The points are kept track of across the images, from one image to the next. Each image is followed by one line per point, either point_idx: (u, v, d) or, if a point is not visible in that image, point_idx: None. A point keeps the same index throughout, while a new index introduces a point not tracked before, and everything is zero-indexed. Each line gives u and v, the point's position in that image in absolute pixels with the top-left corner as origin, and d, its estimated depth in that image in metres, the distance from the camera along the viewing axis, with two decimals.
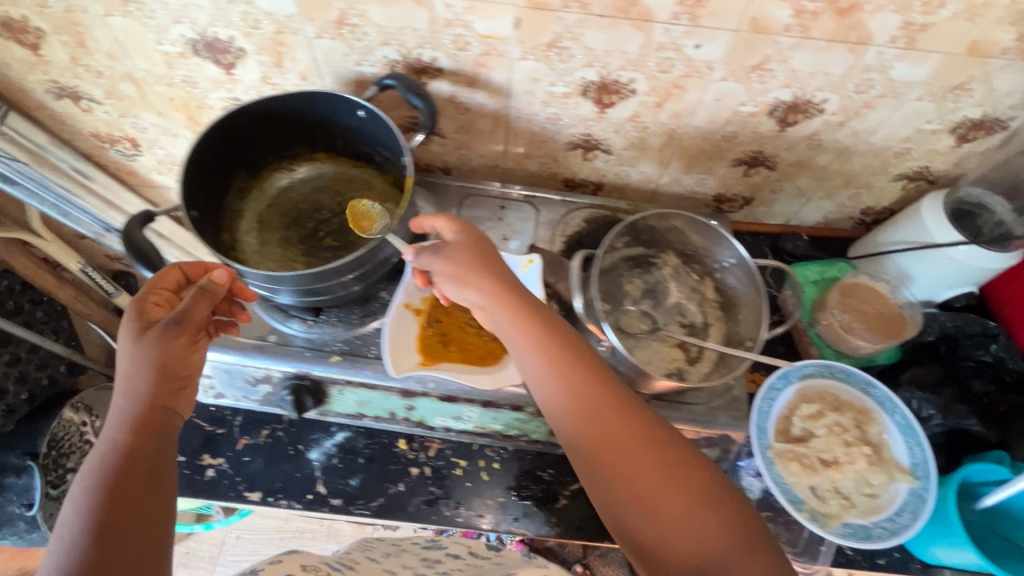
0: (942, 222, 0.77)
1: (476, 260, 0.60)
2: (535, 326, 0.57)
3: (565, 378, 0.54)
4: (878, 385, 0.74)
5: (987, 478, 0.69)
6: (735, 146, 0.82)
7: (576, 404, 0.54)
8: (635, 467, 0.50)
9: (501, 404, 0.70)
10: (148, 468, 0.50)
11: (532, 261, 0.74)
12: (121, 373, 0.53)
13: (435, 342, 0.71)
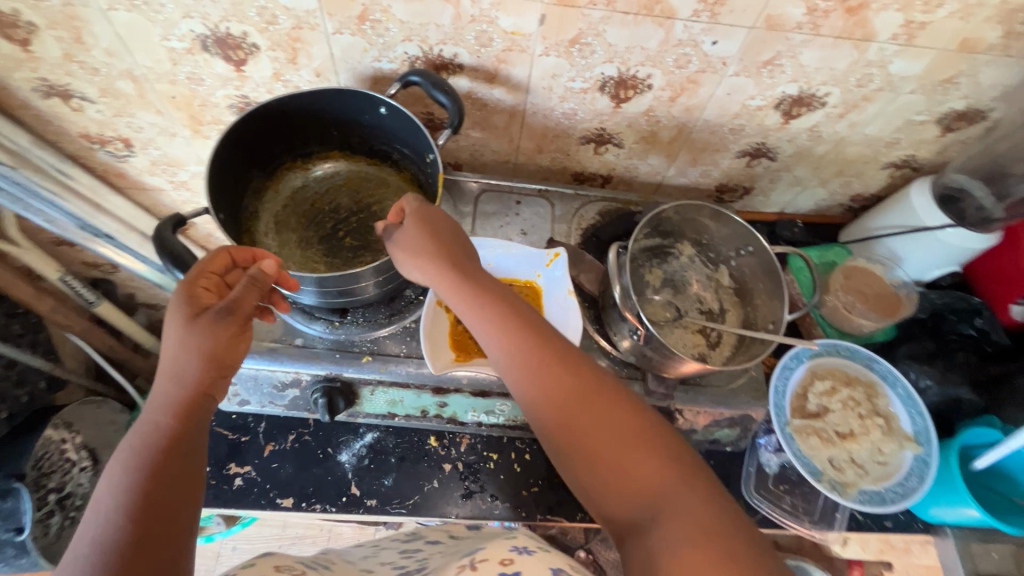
0: (931, 208, 0.82)
1: (423, 240, 0.62)
2: (487, 300, 0.58)
3: (513, 345, 0.55)
4: (880, 360, 0.79)
5: (981, 441, 0.76)
6: (741, 138, 0.85)
7: (526, 368, 0.54)
8: (593, 426, 0.50)
9: None
10: (190, 456, 0.47)
11: (558, 254, 0.76)
12: (167, 355, 0.51)
13: (467, 338, 0.71)
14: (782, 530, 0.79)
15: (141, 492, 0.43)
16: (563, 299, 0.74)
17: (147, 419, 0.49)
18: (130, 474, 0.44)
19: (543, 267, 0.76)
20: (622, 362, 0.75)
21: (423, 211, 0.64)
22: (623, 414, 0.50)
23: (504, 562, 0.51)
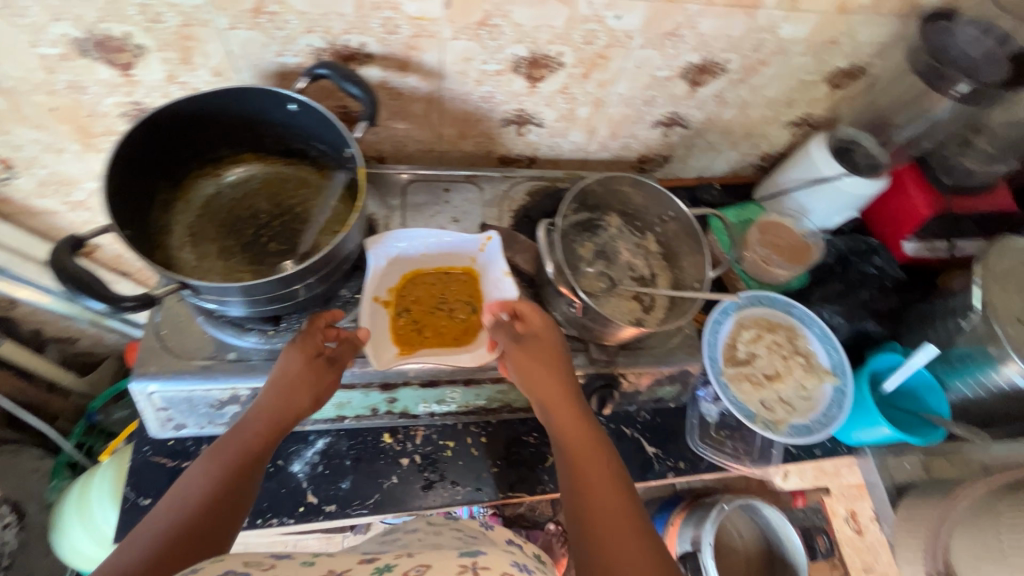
0: (829, 159, 0.89)
1: (541, 351, 0.67)
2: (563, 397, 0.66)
3: (575, 439, 0.64)
4: (797, 305, 0.86)
5: (888, 365, 0.85)
6: (654, 109, 0.88)
7: (573, 448, 0.63)
8: (606, 512, 0.57)
9: (483, 379, 0.72)
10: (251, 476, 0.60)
11: (490, 238, 0.75)
12: (277, 380, 0.64)
13: (408, 332, 0.71)
14: (727, 472, 0.85)
15: (215, 489, 0.57)
16: (500, 279, 0.74)
17: (249, 423, 0.62)
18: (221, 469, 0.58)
19: (478, 251, 0.76)
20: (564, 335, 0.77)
21: (546, 325, 0.69)
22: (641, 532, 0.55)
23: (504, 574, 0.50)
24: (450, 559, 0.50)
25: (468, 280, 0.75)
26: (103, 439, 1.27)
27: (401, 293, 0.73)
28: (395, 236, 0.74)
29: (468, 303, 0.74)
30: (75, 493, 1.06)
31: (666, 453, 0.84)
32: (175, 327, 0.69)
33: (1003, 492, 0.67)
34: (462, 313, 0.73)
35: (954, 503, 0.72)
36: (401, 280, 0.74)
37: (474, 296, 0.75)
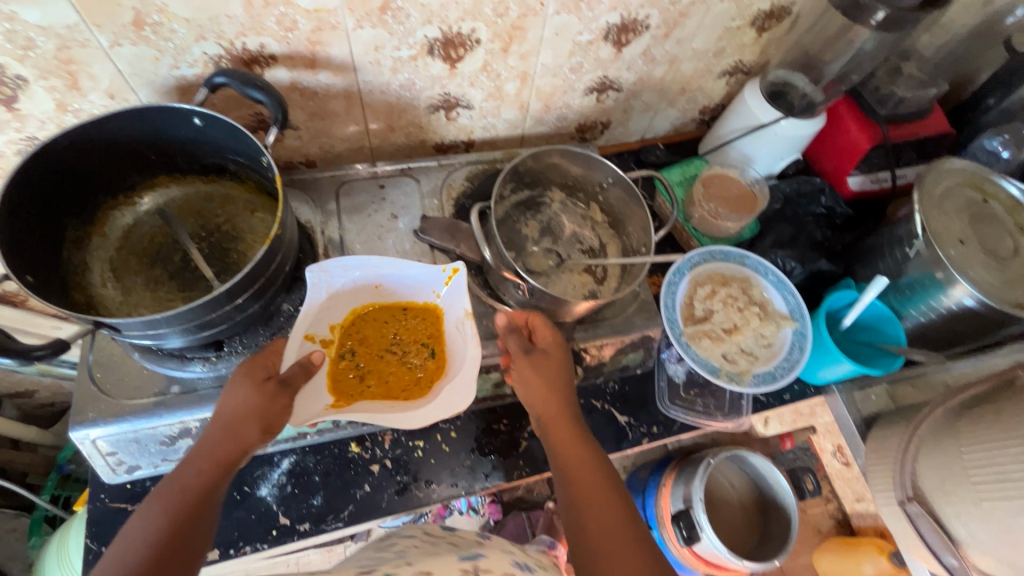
0: (764, 105, 0.88)
1: (544, 369, 0.67)
2: (560, 414, 0.65)
3: (570, 447, 0.63)
4: (751, 255, 0.86)
5: (844, 303, 0.85)
6: (583, 75, 0.86)
7: (565, 457, 0.62)
8: (603, 519, 0.56)
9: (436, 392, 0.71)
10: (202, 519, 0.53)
11: (456, 270, 0.72)
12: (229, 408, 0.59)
13: (349, 380, 0.70)
14: (701, 429, 0.85)
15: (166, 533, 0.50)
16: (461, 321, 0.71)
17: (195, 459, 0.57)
18: (166, 514, 0.52)
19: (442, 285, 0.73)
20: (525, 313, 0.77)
21: (555, 343, 0.68)
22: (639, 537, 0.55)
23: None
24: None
25: (427, 319, 0.74)
26: (78, 488, 1.23)
27: (346, 330, 0.72)
28: (342, 265, 0.70)
29: (426, 346, 0.73)
30: (54, 548, 1.03)
31: (638, 420, 0.84)
32: (109, 368, 0.66)
33: (960, 411, 0.68)
34: (417, 359, 0.72)
35: (919, 431, 0.72)
36: (348, 313, 0.72)
37: (433, 337, 0.73)
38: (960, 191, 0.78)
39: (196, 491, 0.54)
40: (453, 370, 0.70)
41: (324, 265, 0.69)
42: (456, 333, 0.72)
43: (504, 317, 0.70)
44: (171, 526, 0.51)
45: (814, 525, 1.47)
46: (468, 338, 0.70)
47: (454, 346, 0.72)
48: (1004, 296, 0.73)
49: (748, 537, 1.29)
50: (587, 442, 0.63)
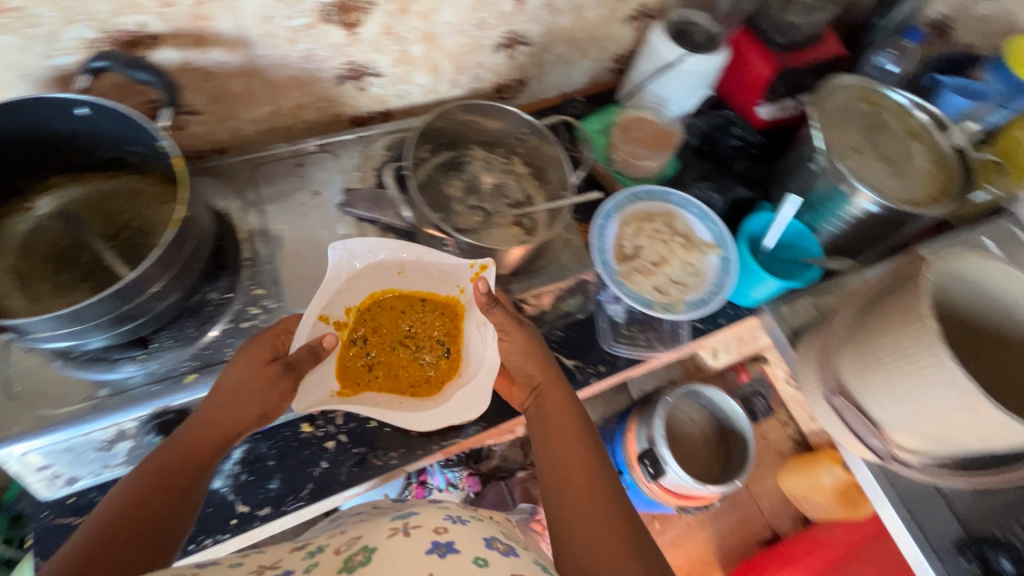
0: (669, 43, 0.90)
1: (526, 343, 0.72)
2: (554, 387, 0.72)
3: (553, 412, 0.70)
4: (674, 191, 0.89)
5: (761, 226, 0.90)
6: (489, 31, 0.86)
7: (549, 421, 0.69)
8: (570, 474, 0.63)
9: (446, 390, 0.75)
10: (193, 483, 0.59)
11: (485, 266, 0.73)
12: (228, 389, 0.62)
13: (358, 367, 0.74)
14: (647, 363, 0.88)
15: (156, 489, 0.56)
16: (481, 327, 0.76)
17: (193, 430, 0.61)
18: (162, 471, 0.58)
19: (467, 282, 0.76)
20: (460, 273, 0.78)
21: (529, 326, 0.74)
22: (601, 491, 0.62)
23: (438, 531, 0.54)
24: (382, 527, 0.56)
25: (443, 318, 0.78)
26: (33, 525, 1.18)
27: (362, 314, 0.76)
28: (364, 247, 0.72)
29: (440, 346, 0.77)
30: None
31: (585, 362, 0.86)
32: (28, 381, 0.63)
33: (868, 307, 0.74)
34: (430, 357, 0.77)
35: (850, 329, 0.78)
36: (366, 298, 0.76)
37: (448, 338, 0.78)
38: (854, 106, 0.83)
39: (189, 462, 0.59)
40: (469, 375, 0.75)
41: (341, 247, 0.71)
42: (474, 337, 0.77)
43: (483, 271, 0.72)
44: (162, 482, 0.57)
45: (775, 449, 1.56)
46: (486, 345, 0.75)
47: (471, 348, 0.77)
48: (901, 198, 0.78)
49: (712, 466, 1.35)
50: (567, 407, 0.70)
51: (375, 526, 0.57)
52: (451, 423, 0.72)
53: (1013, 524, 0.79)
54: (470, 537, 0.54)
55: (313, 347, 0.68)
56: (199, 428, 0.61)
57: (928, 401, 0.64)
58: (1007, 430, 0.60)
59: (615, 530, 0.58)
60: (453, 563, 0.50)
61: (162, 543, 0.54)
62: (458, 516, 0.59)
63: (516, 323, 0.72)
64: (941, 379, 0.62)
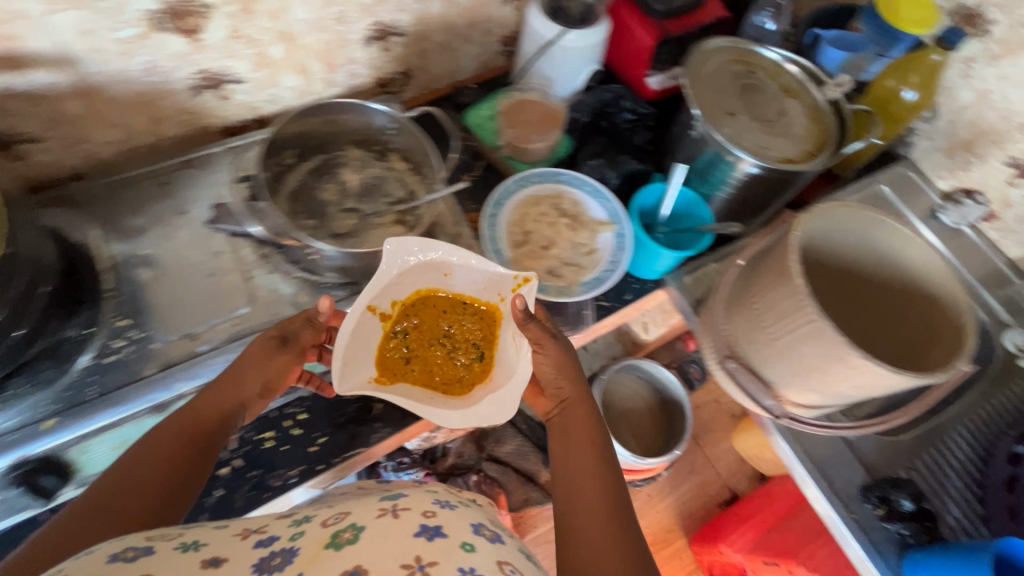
0: (544, 21, 0.88)
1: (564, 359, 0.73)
2: (581, 401, 0.73)
3: (574, 431, 0.70)
4: (565, 171, 0.88)
5: (654, 199, 0.90)
6: (353, 25, 0.82)
7: (572, 438, 0.69)
8: (584, 488, 0.62)
9: (478, 391, 0.74)
10: (196, 446, 0.58)
11: (526, 278, 0.74)
12: (234, 369, 0.64)
13: (395, 358, 0.74)
14: None
15: (163, 449, 0.57)
16: (516, 339, 0.74)
17: (198, 399, 0.62)
18: (168, 433, 0.58)
19: (509, 291, 0.75)
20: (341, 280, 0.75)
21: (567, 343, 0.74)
22: (612, 506, 0.60)
23: (426, 516, 0.48)
24: (371, 504, 0.51)
25: (482, 324, 0.77)
26: None
27: (407, 309, 0.76)
28: (414, 243, 0.72)
29: (475, 350, 0.76)
30: None
31: None
32: None
33: (753, 264, 0.74)
34: (463, 358, 0.76)
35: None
36: (412, 293, 0.76)
37: (484, 343, 0.77)
38: (727, 67, 0.82)
39: (195, 427, 0.60)
40: (500, 382, 0.73)
41: (393, 242, 0.71)
42: (509, 347, 0.75)
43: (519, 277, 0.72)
44: (168, 444, 0.57)
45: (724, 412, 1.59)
46: (520, 356, 0.73)
47: (505, 356, 0.75)
48: (776, 156, 0.78)
49: (658, 437, 1.37)
50: (591, 427, 0.70)
51: (364, 503, 0.52)
52: (477, 427, 0.70)
53: (914, 461, 0.83)
54: (459, 522, 0.49)
55: (308, 316, 0.67)
56: (210, 394, 0.62)
57: (808, 355, 0.64)
58: (878, 377, 0.60)
59: (621, 543, 0.56)
60: (440, 548, 0.44)
61: (176, 491, 0.55)
62: (446, 500, 0.54)
63: (553, 336, 0.71)
64: (814, 332, 0.62)
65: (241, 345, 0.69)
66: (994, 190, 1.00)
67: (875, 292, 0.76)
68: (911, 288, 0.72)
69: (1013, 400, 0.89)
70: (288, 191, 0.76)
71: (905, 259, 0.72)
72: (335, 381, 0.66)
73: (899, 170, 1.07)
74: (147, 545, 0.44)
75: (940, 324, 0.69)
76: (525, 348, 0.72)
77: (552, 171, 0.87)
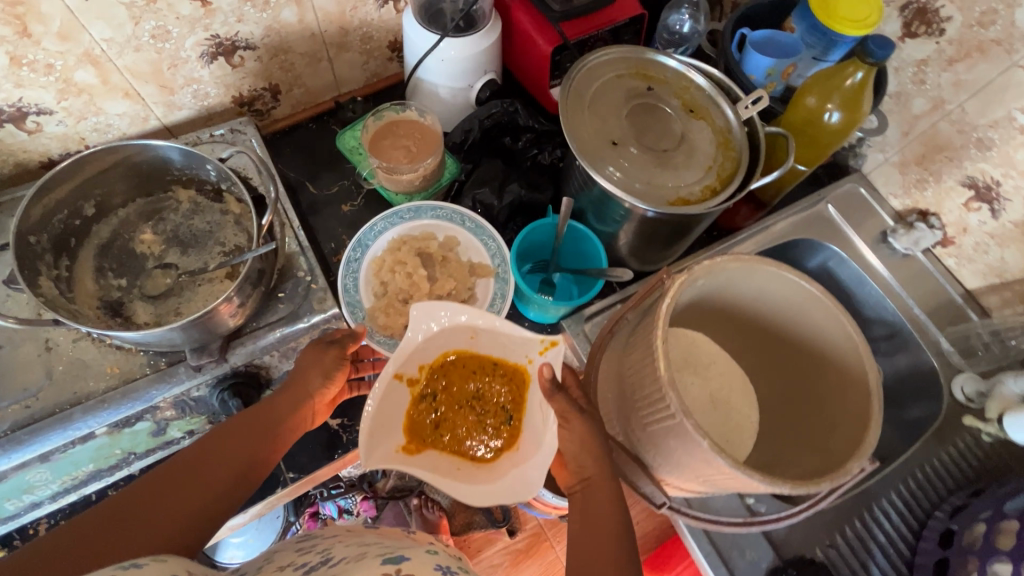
0: (417, 28, 0.77)
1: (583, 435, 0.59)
2: (603, 485, 0.59)
3: (592, 524, 0.58)
4: (440, 206, 0.79)
5: (547, 235, 0.80)
6: (179, 42, 0.70)
7: (585, 531, 0.58)
8: None
9: (504, 459, 0.65)
10: (258, 450, 0.57)
11: (554, 342, 0.63)
12: (299, 373, 0.64)
13: (424, 423, 0.66)
14: None
15: (231, 451, 0.56)
16: (543, 408, 0.63)
17: (275, 400, 0.61)
18: (241, 428, 0.58)
19: (536, 355, 0.64)
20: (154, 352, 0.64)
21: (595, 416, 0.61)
22: None
23: None
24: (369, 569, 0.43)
25: (510, 386, 0.67)
26: None
27: (434, 371, 0.68)
28: (432, 309, 0.63)
29: (504, 414, 0.67)
30: None
31: (353, 419, 0.79)
32: None
33: (644, 311, 0.61)
34: (492, 425, 0.67)
35: (695, 338, 0.72)
36: (439, 355, 0.67)
37: (513, 408, 0.67)
38: (620, 82, 0.71)
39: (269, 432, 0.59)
40: (528, 453, 0.63)
41: (417, 311, 0.63)
42: (537, 415, 0.64)
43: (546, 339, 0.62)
44: (235, 440, 0.57)
45: None
46: (547, 428, 0.62)
47: (532, 424, 0.65)
48: (666, 193, 0.66)
49: None
50: (615, 522, 0.57)
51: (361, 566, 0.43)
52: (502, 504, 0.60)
53: (834, 537, 0.73)
54: None
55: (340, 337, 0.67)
56: (285, 394, 0.62)
57: (676, 451, 0.53)
58: (749, 483, 0.50)
59: None
60: None
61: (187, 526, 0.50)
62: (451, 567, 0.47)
63: (581, 411, 0.59)
64: (677, 429, 0.51)
65: (29, 435, 0.59)
66: (950, 212, 0.85)
67: (805, 376, 0.65)
68: (830, 369, 0.61)
69: (954, 463, 0.76)
70: (95, 244, 0.67)
71: (816, 324, 0.60)
72: (359, 453, 0.58)
73: (848, 186, 0.93)
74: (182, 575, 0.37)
75: (842, 409, 0.58)
76: (551, 421, 0.61)
77: (434, 205, 0.79)
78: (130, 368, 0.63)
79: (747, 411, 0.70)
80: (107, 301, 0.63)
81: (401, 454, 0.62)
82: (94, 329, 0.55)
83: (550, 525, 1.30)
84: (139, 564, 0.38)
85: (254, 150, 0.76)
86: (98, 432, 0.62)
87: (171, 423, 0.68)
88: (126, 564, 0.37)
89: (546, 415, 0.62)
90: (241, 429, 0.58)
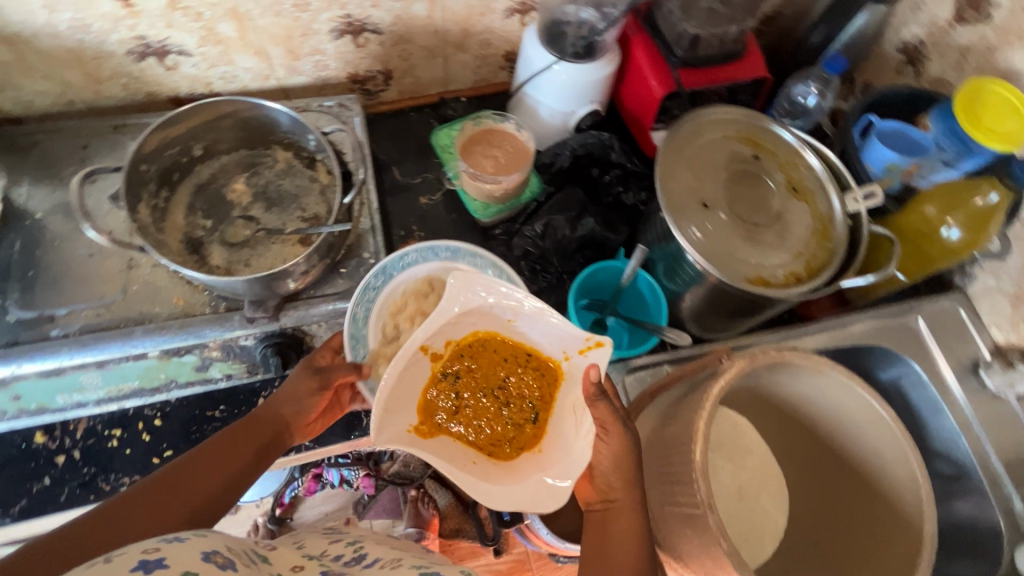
0: (536, 45, 0.78)
1: (622, 460, 0.56)
2: (630, 515, 0.55)
3: (608, 552, 0.54)
4: (483, 252, 0.73)
5: (613, 272, 0.79)
6: (316, 15, 0.74)
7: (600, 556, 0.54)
8: None
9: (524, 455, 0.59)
10: (256, 450, 0.57)
11: (602, 342, 0.57)
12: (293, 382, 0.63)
13: (439, 406, 0.61)
14: None
15: (233, 451, 0.56)
16: (578, 412, 0.57)
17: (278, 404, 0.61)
18: (241, 431, 0.58)
19: (576, 353, 0.59)
20: (217, 295, 0.68)
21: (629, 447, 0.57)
22: None
23: None
24: None
25: (541, 381, 0.62)
26: None
27: (461, 350, 0.62)
28: (478, 281, 0.59)
29: (529, 411, 0.62)
30: None
31: None
32: None
33: (688, 390, 0.59)
34: (512, 420, 0.61)
35: (736, 422, 0.66)
36: (470, 333, 0.62)
37: (540, 406, 0.61)
38: (722, 142, 0.68)
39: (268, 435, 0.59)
40: (554, 458, 0.57)
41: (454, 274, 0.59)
42: (566, 419, 0.59)
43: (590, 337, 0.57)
44: (234, 439, 0.57)
45: None
46: (578, 437, 0.56)
47: (559, 427, 0.59)
48: (745, 268, 0.62)
49: None
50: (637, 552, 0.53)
51: None
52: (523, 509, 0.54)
53: None
54: None
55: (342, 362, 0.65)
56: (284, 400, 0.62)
57: (688, 539, 0.51)
58: None
59: None
60: None
61: (187, 516, 0.50)
62: None
63: (623, 424, 0.57)
64: (697, 519, 0.48)
65: (94, 340, 0.64)
66: None
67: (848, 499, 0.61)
68: (875, 502, 0.57)
69: None
70: (194, 182, 0.72)
71: (874, 449, 0.56)
72: (370, 431, 0.54)
73: (945, 304, 0.85)
74: (229, 554, 0.35)
75: (881, 549, 0.54)
76: (586, 428, 0.55)
77: (473, 254, 0.73)
78: (193, 304, 0.67)
79: (774, 514, 0.65)
80: (189, 237, 0.68)
81: (413, 434, 0.57)
82: (173, 263, 0.57)
83: (536, 558, 1.27)
84: (181, 538, 0.34)
85: (353, 128, 0.78)
86: (150, 354, 0.65)
87: (214, 363, 0.70)
88: (171, 537, 0.33)
89: (581, 417, 0.57)
90: (246, 430, 0.58)
